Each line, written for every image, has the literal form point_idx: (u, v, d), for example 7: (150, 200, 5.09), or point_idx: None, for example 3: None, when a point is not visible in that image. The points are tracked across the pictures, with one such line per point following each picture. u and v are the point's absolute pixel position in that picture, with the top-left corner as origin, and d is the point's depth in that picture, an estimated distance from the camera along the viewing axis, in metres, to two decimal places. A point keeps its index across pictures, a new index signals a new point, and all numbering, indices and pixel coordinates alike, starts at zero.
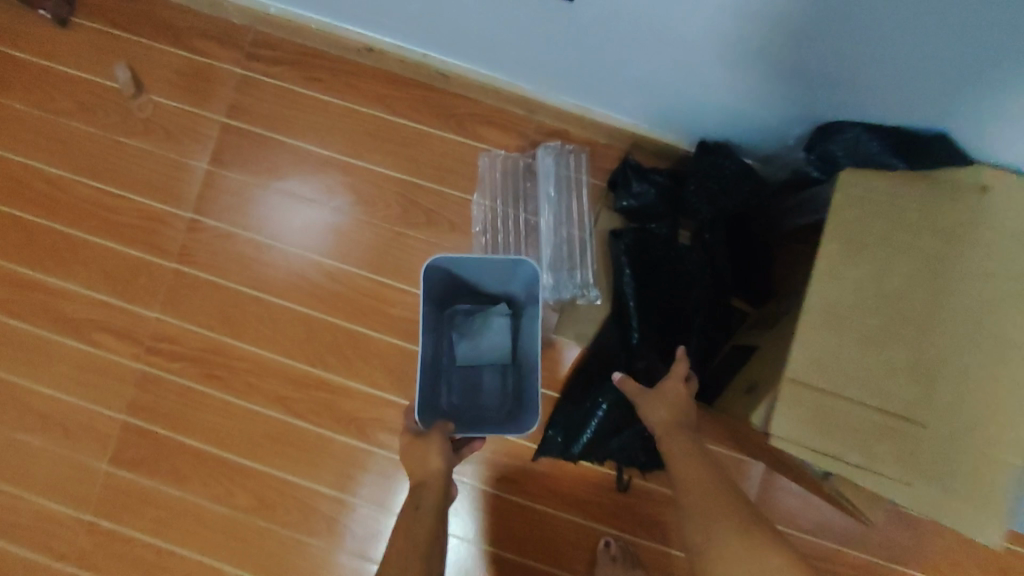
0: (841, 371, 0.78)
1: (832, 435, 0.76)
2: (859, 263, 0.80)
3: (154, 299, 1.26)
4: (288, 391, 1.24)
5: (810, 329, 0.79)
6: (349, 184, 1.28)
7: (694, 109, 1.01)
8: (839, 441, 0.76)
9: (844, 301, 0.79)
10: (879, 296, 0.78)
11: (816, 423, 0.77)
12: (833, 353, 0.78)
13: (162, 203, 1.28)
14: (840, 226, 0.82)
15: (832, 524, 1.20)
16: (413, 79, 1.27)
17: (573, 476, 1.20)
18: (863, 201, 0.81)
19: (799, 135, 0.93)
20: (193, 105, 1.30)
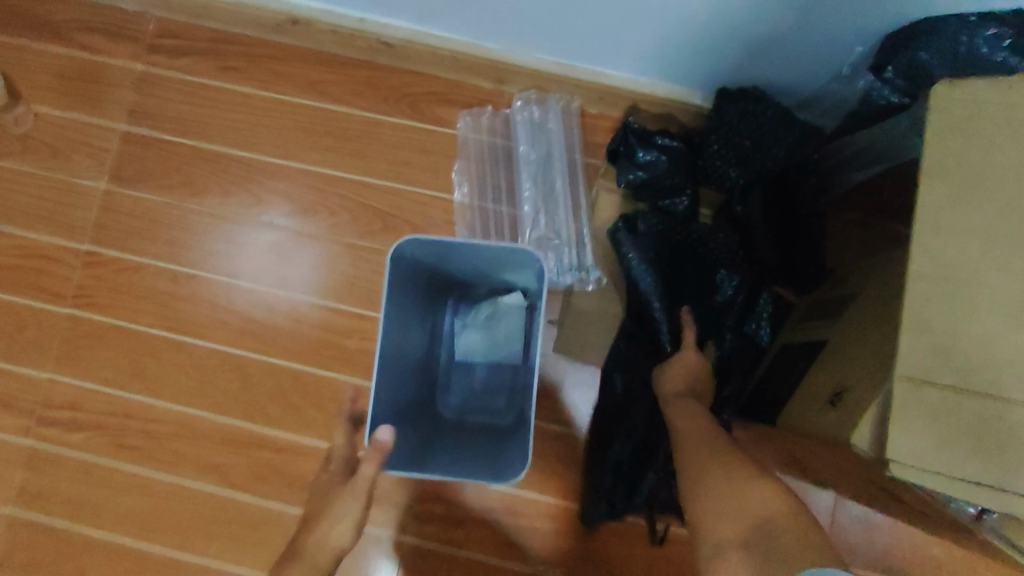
0: (986, 364, 0.51)
1: (992, 460, 0.50)
2: (982, 204, 0.54)
3: (46, 356, 1.00)
4: (222, 457, 0.97)
5: (925, 306, 0.53)
6: (282, 189, 1.03)
7: (707, 44, 0.79)
8: (1003, 467, 0.49)
9: (969, 260, 0.53)
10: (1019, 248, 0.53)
11: (964, 445, 0.50)
12: (970, 339, 0.52)
13: (50, 235, 1.03)
14: (945, 154, 0.56)
15: (931, 560, 0.94)
16: (353, 58, 1.04)
17: (592, 531, 0.93)
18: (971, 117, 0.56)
19: (853, 60, 0.71)
20: (83, 112, 1.05)
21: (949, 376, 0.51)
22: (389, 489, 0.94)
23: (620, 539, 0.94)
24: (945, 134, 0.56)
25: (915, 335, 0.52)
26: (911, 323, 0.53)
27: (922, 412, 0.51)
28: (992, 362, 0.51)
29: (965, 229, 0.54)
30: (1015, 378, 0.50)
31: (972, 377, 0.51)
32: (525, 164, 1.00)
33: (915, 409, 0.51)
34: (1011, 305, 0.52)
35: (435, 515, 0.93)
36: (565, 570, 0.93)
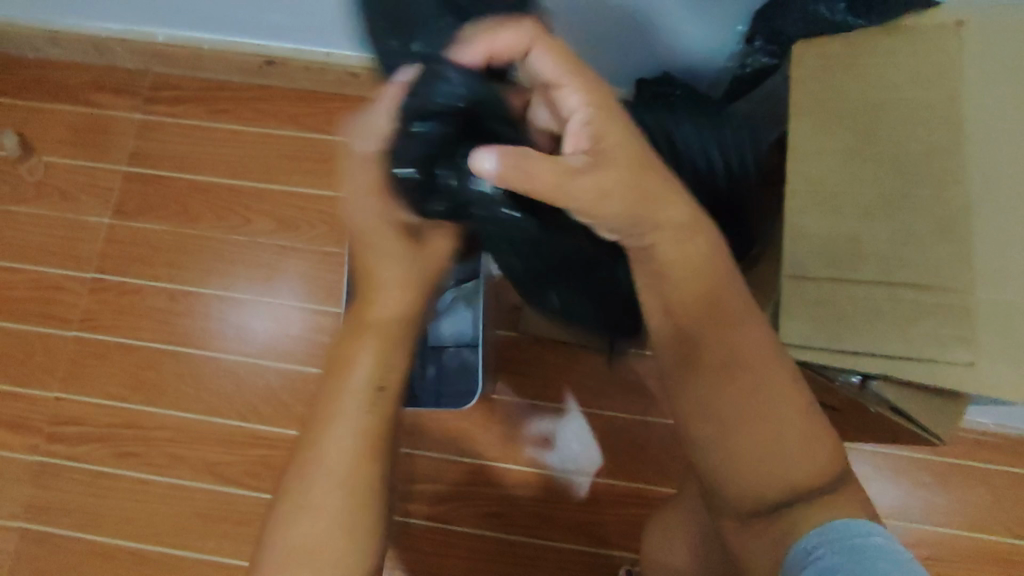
0: (850, 255, 0.62)
1: (859, 331, 0.61)
2: (840, 129, 0.66)
3: (54, 376, 1.08)
4: (217, 456, 1.03)
5: (800, 214, 0.65)
6: (266, 210, 1.14)
7: (620, 40, 0.91)
8: (868, 335, 0.60)
9: (833, 174, 0.65)
10: (873, 161, 0.64)
11: (835, 322, 0.61)
12: (835, 237, 0.63)
13: (59, 268, 1.13)
14: (807, 96, 0.68)
15: (892, 499, 0.99)
16: (326, 92, 1.18)
17: (569, 496, 0.98)
18: (823, 69, 0.68)
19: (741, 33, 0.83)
20: (89, 159, 1.18)
21: (823, 267, 0.63)
22: None
23: (597, 503, 0.98)
24: (806, 82, 0.69)
25: (793, 240, 0.64)
26: (789, 231, 0.65)
27: (803, 298, 0.63)
28: (857, 252, 0.62)
29: (828, 151, 0.66)
30: (874, 262, 0.61)
31: (842, 267, 0.62)
32: None
33: (794, 297, 0.63)
34: (868, 205, 0.63)
35: (420, 492, 0.99)
36: (545, 535, 0.98)
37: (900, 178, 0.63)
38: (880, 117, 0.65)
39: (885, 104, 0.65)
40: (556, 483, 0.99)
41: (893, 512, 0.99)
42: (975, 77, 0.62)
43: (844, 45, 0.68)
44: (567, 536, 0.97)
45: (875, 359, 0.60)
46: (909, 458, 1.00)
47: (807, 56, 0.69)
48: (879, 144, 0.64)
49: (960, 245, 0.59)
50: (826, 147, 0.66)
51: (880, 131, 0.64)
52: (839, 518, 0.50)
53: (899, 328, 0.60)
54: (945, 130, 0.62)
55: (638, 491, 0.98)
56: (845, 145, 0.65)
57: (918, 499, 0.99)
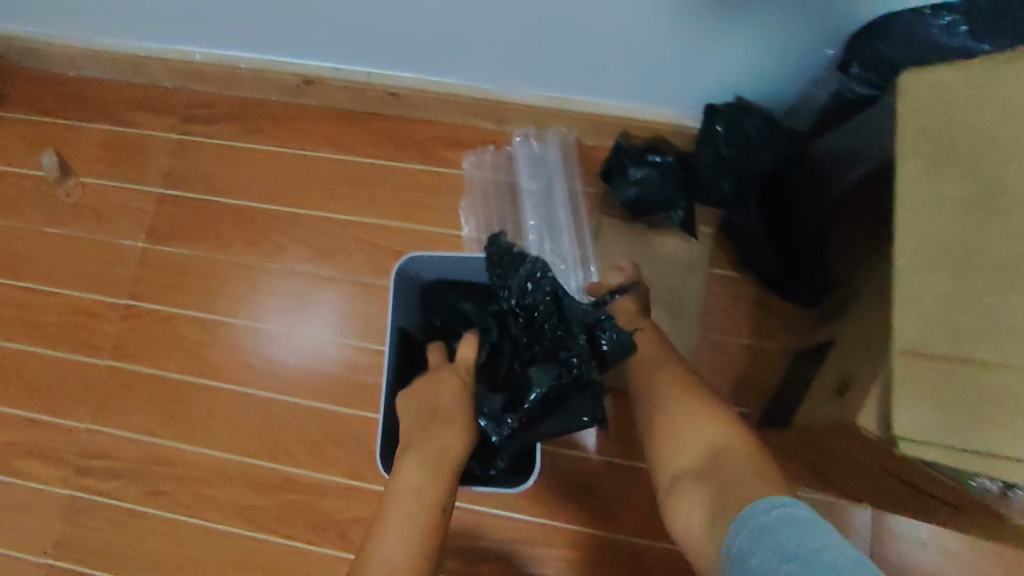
0: (981, 331, 0.51)
1: (1004, 427, 0.49)
2: (958, 176, 0.55)
3: (84, 407, 1.05)
4: (248, 498, 0.98)
5: (915, 283, 0.53)
6: (303, 237, 1.08)
7: (690, 65, 0.83)
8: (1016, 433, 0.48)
9: (951, 232, 0.54)
10: (1005, 216, 0.53)
11: (970, 416, 0.49)
12: (960, 308, 0.52)
13: (92, 293, 1.10)
14: (919, 135, 0.56)
15: None
16: (366, 112, 1.11)
17: (618, 559, 0.90)
18: (938, 101, 0.57)
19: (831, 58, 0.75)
20: (124, 181, 1.15)
21: (947, 347, 0.51)
22: None
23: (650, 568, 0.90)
24: (912, 118, 0.57)
25: (907, 312, 0.53)
26: (899, 302, 0.53)
27: (926, 386, 0.51)
28: (987, 328, 0.51)
29: (942, 203, 0.55)
30: (1014, 342, 0.50)
31: (972, 346, 0.51)
32: (527, 196, 1.01)
33: (915, 383, 0.51)
34: (1000, 270, 0.52)
35: (457, 548, 0.92)
36: None
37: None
38: (1010, 161, 0.53)
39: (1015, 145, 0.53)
40: (604, 544, 0.91)
41: None
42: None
43: (963, 72, 0.56)
44: None
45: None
46: None
47: (911, 88, 0.57)
48: (1007, 195, 0.53)
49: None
50: (940, 199, 0.55)
51: (1009, 179, 0.53)
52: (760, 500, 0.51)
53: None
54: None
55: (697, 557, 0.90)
56: (963, 197, 0.54)
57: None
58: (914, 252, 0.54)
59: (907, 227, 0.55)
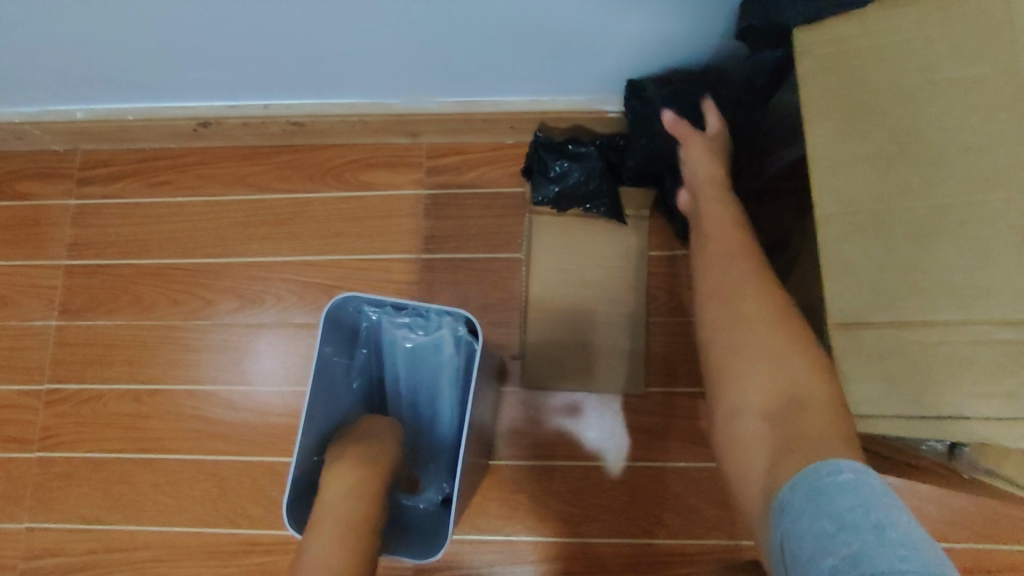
0: (911, 290, 0.51)
1: (944, 385, 0.49)
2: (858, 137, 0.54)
3: (21, 506, 0.98)
4: (212, 570, 0.93)
5: (838, 248, 0.53)
6: (227, 286, 1.03)
7: (594, 56, 0.81)
8: (956, 390, 0.49)
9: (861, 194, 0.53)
10: (920, 165, 0.52)
11: (909, 379, 0.50)
12: (887, 265, 0.52)
13: (10, 383, 1.03)
14: (825, 93, 0.56)
15: (966, 514, 0.88)
16: (272, 146, 1.06)
17: (597, 563, 0.88)
18: (837, 55, 0.56)
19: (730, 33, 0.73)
20: (26, 257, 1.07)
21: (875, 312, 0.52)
22: (387, 566, 0.89)
23: (636, 568, 0.88)
24: (817, 73, 0.57)
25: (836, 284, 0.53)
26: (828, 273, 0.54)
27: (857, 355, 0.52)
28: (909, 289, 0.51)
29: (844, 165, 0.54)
30: (944, 295, 0.50)
31: (895, 310, 0.51)
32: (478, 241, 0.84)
33: (851, 353, 0.52)
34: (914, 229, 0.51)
35: None
36: None
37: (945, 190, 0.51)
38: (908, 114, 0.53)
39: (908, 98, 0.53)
40: (585, 552, 0.88)
41: (970, 529, 0.88)
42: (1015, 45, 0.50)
43: (857, 23, 0.56)
44: None
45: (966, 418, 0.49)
46: None
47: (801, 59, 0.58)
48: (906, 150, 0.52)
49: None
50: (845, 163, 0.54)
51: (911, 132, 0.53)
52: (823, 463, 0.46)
53: (993, 382, 0.48)
54: (988, 119, 0.50)
55: (674, 547, 0.88)
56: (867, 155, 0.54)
57: (988, 509, 0.88)
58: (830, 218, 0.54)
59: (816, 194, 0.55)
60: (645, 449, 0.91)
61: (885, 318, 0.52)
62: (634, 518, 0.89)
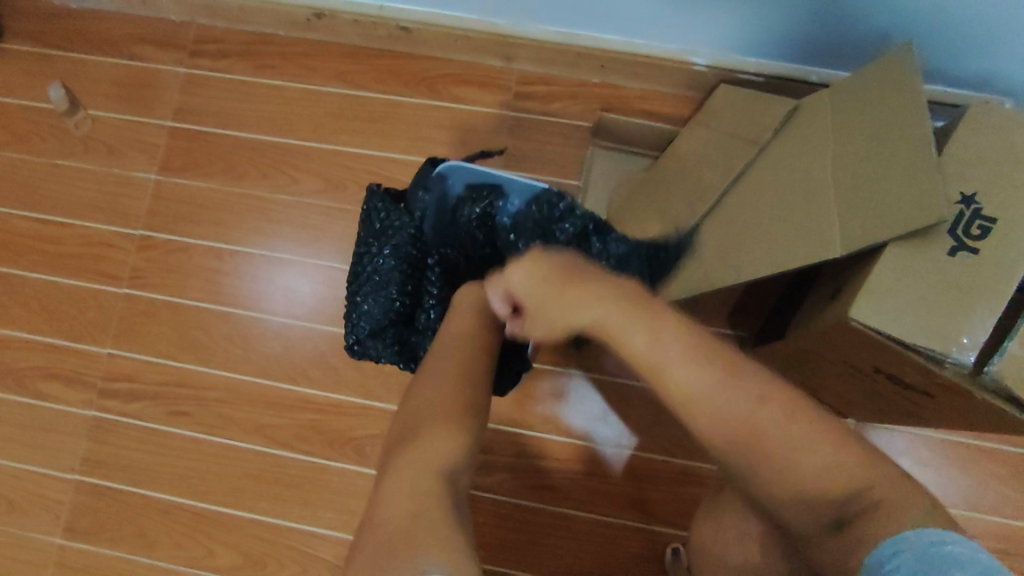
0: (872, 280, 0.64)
1: (937, 320, 0.62)
2: (784, 166, 0.79)
3: (106, 333, 1.08)
4: (269, 418, 1.03)
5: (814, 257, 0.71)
6: (315, 170, 1.11)
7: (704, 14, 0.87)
8: (939, 320, 0.61)
9: (802, 194, 0.75)
10: (789, 195, 0.77)
11: (927, 314, 0.62)
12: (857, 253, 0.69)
13: (107, 224, 1.12)
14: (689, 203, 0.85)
15: (983, 490, 0.91)
16: (375, 48, 1.13)
17: (616, 468, 0.96)
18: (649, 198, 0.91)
19: (833, 16, 0.81)
20: (134, 114, 1.16)
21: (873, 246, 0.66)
22: None
23: (651, 481, 0.95)
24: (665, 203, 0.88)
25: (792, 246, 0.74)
26: (737, 267, 0.77)
27: (894, 271, 0.64)
28: (869, 232, 0.67)
29: (785, 178, 0.78)
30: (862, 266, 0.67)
31: (856, 258, 0.70)
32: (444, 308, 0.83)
33: (856, 277, 0.67)
34: (852, 204, 0.70)
35: (470, 460, 0.98)
36: (597, 510, 0.95)
37: (848, 178, 0.72)
38: (811, 148, 0.78)
39: (811, 137, 0.78)
40: (605, 458, 0.96)
41: (985, 505, 0.91)
42: (872, 85, 0.74)
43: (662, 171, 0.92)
44: (609, 508, 0.95)
45: (983, 301, 0.61)
46: (982, 449, 0.92)
47: (735, 125, 0.87)
48: (820, 161, 0.76)
49: (969, 203, 0.65)
50: (791, 179, 0.78)
51: (821, 152, 0.76)
52: (885, 538, 0.50)
53: (953, 313, 0.61)
54: (861, 133, 0.73)
55: (689, 467, 0.95)
56: (794, 174, 0.78)
57: (996, 495, 0.91)
58: (784, 209, 0.76)
59: (770, 205, 0.78)
60: None
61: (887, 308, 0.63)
62: (659, 437, 0.96)
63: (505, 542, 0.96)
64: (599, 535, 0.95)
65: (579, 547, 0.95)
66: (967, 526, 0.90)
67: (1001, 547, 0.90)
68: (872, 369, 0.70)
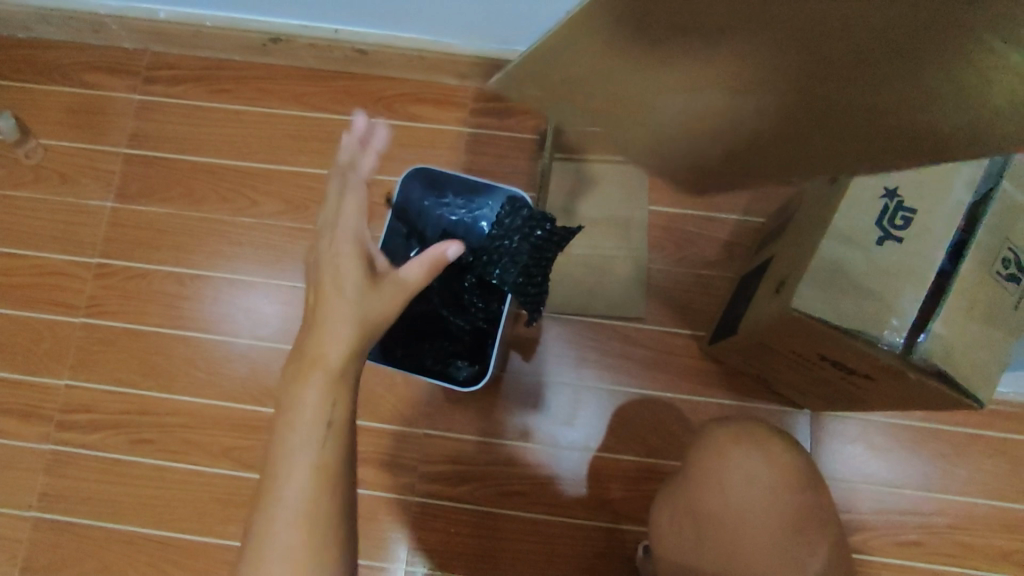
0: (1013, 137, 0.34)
1: (869, 302, 0.64)
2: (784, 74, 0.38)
3: (63, 364, 1.06)
4: (237, 440, 1.03)
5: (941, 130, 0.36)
6: (275, 190, 1.12)
7: None
8: (874, 305, 0.63)
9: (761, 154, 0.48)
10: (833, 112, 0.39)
11: (860, 296, 0.64)
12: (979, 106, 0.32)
13: (62, 253, 1.11)
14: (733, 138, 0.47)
15: (931, 472, 0.96)
16: (332, 70, 1.15)
17: (584, 470, 0.98)
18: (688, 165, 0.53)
19: None
20: (88, 141, 1.15)
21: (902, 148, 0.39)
22: (397, 454, 0.99)
23: (618, 479, 0.98)
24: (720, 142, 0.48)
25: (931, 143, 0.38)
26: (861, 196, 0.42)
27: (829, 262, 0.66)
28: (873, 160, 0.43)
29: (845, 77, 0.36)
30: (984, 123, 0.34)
31: (802, 253, 0.72)
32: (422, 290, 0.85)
33: (798, 270, 0.70)
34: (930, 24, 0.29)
35: (440, 471, 0.98)
36: (567, 512, 0.97)
37: (764, 106, 0.43)
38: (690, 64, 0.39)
39: (658, 56, 0.39)
40: (574, 462, 0.98)
41: (933, 484, 0.96)
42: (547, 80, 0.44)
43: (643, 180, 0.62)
44: (580, 511, 0.97)
45: (909, 289, 0.63)
46: (927, 431, 0.97)
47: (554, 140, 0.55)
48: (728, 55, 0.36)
49: (892, 196, 0.65)
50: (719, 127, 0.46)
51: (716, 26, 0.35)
52: None
53: (885, 299, 0.63)
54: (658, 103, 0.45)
55: (653, 466, 0.98)
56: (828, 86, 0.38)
57: (942, 474, 0.96)
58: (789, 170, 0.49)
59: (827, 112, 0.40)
60: (637, 378, 1.00)
61: (823, 300, 0.66)
62: (624, 436, 0.99)
63: (477, 550, 0.96)
64: (570, 537, 0.96)
65: (552, 551, 0.96)
66: (916, 504, 0.95)
67: (951, 522, 0.95)
68: (817, 357, 0.74)
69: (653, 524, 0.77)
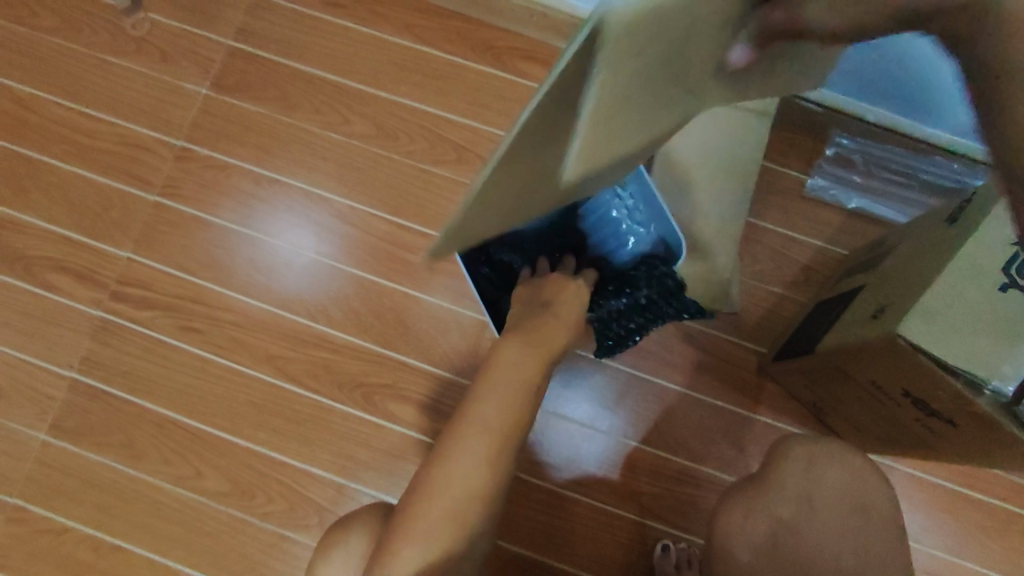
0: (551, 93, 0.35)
1: (976, 343, 0.61)
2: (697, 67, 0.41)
3: (127, 237, 1.06)
4: (282, 349, 1.02)
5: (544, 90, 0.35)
6: (368, 114, 1.11)
7: None
8: (981, 348, 0.60)
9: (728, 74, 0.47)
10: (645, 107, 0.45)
11: (968, 335, 0.61)
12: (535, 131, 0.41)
13: (148, 128, 1.11)
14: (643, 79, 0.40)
15: (967, 541, 0.94)
16: (449, 10, 1.13)
17: (621, 459, 0.97)
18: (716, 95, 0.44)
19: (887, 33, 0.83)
20: (194, 25, 1.14)
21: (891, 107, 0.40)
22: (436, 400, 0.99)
23: (652, 475, 0.96)
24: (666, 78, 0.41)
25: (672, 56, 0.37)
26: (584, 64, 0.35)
27: (951, 303, 0.61)
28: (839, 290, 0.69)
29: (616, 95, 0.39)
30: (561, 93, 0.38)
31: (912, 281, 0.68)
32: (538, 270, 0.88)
33: (906, 298, 0.66)
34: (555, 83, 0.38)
35: None
36: (595, 496, 0.96)
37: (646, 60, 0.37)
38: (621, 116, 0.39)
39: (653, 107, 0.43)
40: (613, 448, 0.97)
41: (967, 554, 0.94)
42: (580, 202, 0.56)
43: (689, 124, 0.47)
44: (608, 498, 0.96)
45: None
46: (970, 499, 0.94)
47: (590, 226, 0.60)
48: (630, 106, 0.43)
49: None
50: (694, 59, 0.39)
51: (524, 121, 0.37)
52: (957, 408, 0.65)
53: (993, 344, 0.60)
54: (668, 114, 0.45)
55: (689, 470, 0.96)
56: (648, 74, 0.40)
57: (976, 546, 0.93)
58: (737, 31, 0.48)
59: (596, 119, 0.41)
60: (691, 379, 0.98)
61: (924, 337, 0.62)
62: (665, 434, 0.97)
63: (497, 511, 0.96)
64: (593, 521, 0.95)
65: (571, 530, 0.95)
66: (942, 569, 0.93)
67: None
68: (900, 394, 0.72)
69: (719, 520, 0.79)
